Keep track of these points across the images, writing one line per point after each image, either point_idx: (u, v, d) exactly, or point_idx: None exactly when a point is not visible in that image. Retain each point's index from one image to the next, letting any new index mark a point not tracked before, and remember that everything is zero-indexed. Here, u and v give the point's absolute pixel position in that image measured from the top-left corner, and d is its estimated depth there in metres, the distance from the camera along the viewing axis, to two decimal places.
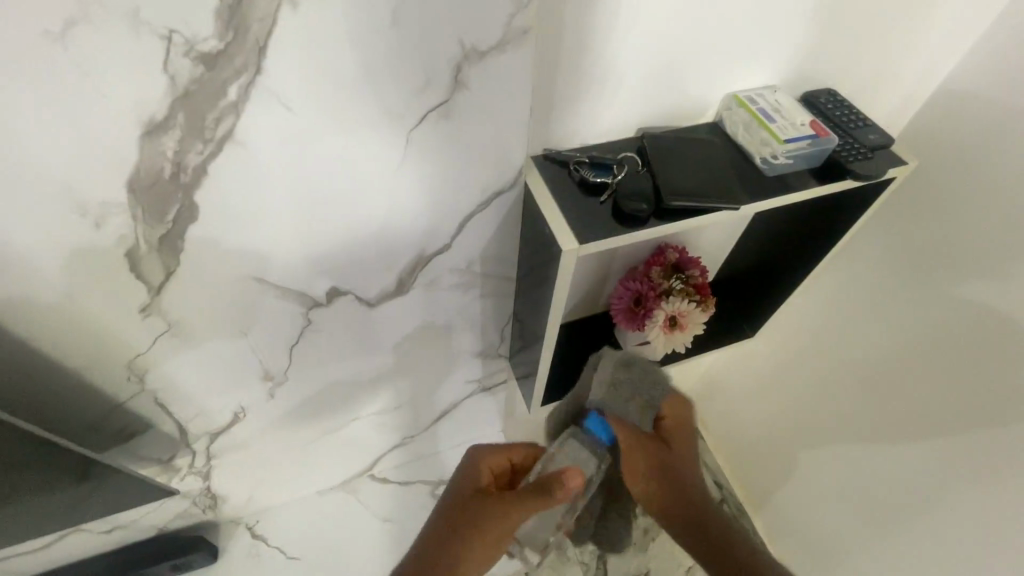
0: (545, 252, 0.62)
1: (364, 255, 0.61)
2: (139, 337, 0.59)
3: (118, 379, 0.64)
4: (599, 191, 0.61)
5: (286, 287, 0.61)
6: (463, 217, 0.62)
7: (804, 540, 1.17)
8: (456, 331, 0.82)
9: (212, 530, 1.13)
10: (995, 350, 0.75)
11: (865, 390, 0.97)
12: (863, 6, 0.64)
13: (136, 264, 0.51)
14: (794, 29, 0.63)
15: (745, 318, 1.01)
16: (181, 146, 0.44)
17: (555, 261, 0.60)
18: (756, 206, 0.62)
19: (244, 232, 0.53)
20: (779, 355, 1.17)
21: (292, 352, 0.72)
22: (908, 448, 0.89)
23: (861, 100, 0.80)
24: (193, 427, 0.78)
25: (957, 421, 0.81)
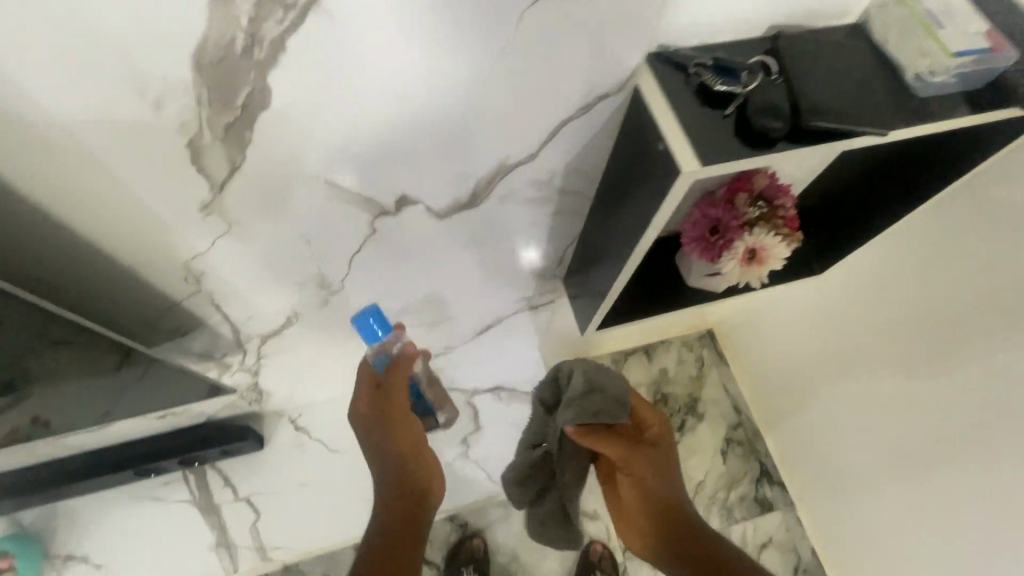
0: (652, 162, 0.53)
1: (442, 162, 0.54)
2: (199, 237, 0.55)
3: (175, 279, 0.60)
4: (723, 102, 0.51)
5: (353, 192, 0.55)
6: (558, 123, 0.54)
7: (820, 474, 1.22)
8: (514, 246, 0.76)
9: (256, 419, 1.17)
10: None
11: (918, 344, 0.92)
12: None
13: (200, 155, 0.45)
14: None
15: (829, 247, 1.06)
16: (258, 13, 0.36)
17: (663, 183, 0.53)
18: (904, 132, 0.52)
19: (315, 122, 0.45)
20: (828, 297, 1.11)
21: (353, 260, 0.67)
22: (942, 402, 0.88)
23: None
24: (246, 327, 0.76)
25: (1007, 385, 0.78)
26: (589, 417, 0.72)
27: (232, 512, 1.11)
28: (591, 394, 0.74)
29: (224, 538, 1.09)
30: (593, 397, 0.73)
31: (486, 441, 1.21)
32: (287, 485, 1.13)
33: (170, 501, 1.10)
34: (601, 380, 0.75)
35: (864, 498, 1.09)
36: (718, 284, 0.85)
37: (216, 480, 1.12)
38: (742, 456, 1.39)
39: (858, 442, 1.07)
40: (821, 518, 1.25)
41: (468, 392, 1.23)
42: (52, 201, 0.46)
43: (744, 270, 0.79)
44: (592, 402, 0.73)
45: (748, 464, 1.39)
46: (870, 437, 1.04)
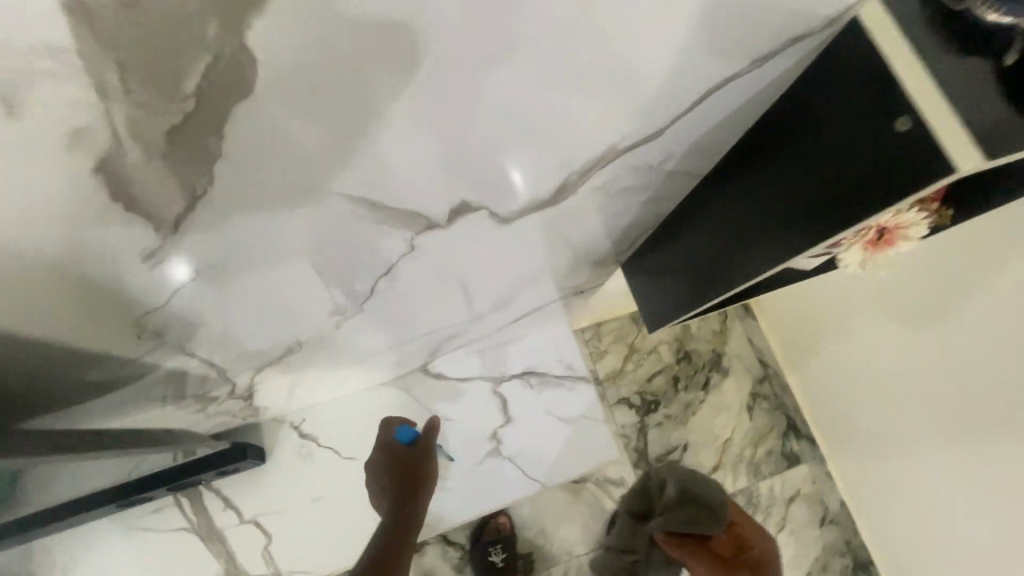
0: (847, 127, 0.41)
1: (551, 146, 0.42)
2: (159, 254, 0.38)
3: (132, 312, 0.44)
4: (1002, 46, 0.36)
5: (418, 199, 0.43)
6: (713, 86, 0.40)
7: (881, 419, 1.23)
8: (576, 223, 0.60)
9: (253, 429, 1.01)
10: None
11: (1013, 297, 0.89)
12: None
13: (182, 108, 0.29)
14: None
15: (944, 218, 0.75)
16: None
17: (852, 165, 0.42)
18: None
19: (449, 98, 0.34)
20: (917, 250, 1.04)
21: (389, 274, 0.56)
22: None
23: None
24: (234, 356, 0.59)
25: None
26: None
27: (239, 535, 0.97)
28: None
29: (234, 563, 0.97)
30: None
31: (518, 433, 1.08)
32: (298, 501, 1.00)
33: (165, 529, 0.96)
34: (701, 484, 1.08)
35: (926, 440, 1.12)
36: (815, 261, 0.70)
37: (216, 501, 0.98)
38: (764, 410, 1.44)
39: (932, 382, 1.07)
40: (876, 451, 1.28)
41: (495, 380, 1.08)
42: None
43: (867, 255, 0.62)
44: None
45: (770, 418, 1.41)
46: (944, 383, 1.05)
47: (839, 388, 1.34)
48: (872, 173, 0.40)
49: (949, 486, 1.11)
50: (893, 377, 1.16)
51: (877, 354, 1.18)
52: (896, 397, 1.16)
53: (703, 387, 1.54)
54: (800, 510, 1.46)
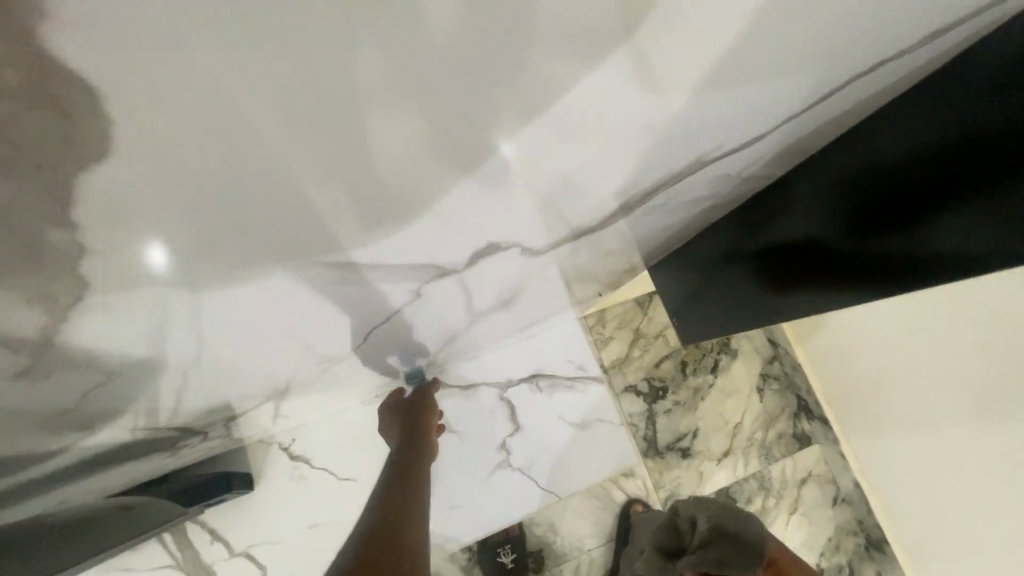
0: (930, 126, 0.42)
1: (609, 184, 0.42)
2: (75, 289, 0.28)
3: (53, 355, 0.34)
4: None
5: (464, 244, 0.44)
6: (789, 117, 0.40)
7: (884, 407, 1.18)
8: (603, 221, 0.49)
9: (238, 453, 0.91)
10: None
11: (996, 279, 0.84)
12: None
13: (87, 98, 0.18)
14: None
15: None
16: None
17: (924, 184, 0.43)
18: None
19: (531, 148, 0.32)
20: None
21: (408, 305, 0.56)
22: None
23: None
24: (200, 378, 0.50)
25: None
26: (717, 548, 0.88)
27: (230, 569, 0.89)
28: (732, 550, 0.87)
29: None
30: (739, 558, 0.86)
31: (529, 441, 1.00)
32: (294, 527, 0.92)
33: (146, 569, 0.87)
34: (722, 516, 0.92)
35: (940, 429, 1.04)
36: None
37: (201, 535, 0.89)
38: (779, 390, 1.48)
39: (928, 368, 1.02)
40: (874, 429, 1.26)
41: (502, 386, 0.99)
42: None
43: None
44: (736, 528, 0.89)
45: (786, 399, 1.47)
46: (944, 367, 0.98)
47: (838, 368, 1.30)
48: (931, 186, 0.43)
49: (959, 473, 1.04)
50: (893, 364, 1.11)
51: (874, 341, 1.13)
52: (891, 380, 1.12)
53: (713, 370, 1.47)
54: (813, 492, 1.42)
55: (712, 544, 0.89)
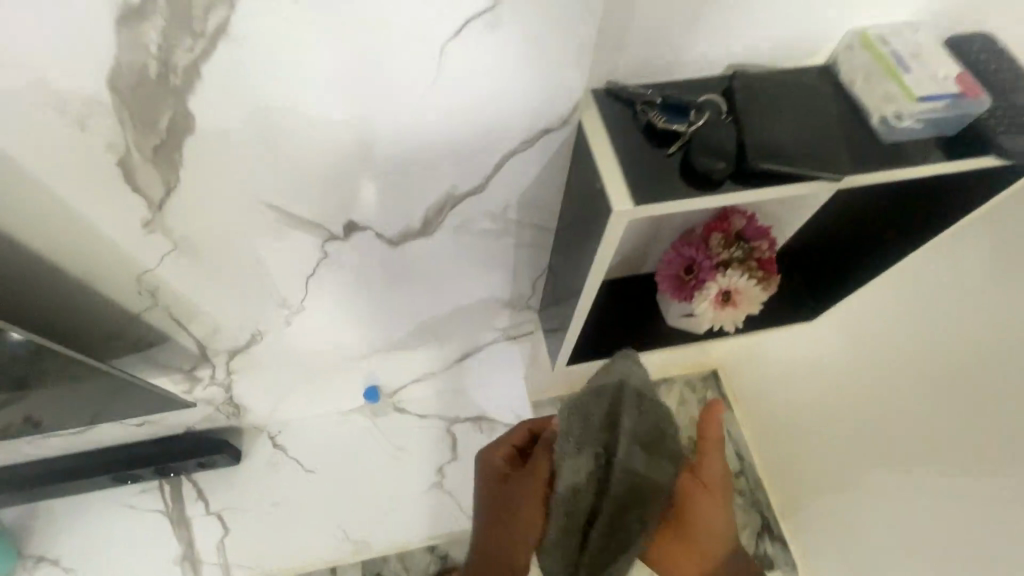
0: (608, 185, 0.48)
1: (379, 189, 0.53)
2: (147, 255, 0.55)
3: (129, 292, 0.61)
4: (668, 140, 0.49)
5: (297, 219, 0.54)
6: (502, 156, 0.52)
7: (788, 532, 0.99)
8: (476, 263, 0.72)
9: (237, 433, 1.16)
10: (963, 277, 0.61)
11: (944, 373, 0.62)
12: None
13: (169, 181, 0.46)
14: None
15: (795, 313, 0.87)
16: (167, 41, 0.36)
17: (601, 222, 0.50)
18: (865, 178, 0.50)
19: (224, 145, 0.44)
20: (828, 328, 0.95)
21: (310, 282, 0.67)
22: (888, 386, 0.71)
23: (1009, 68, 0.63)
24: (211, 344, 0.77)
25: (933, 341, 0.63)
26: (634, 453, 0.65)
27: (202, 524, 1.10)
28: (641, 422, 0.66)
29: (192, 554, 1.08)
30: (644, 419, 0.66)
31: (461, 472, 1.16)
32: (258, 502, 1.12)
33: (146, 508, 1.10)
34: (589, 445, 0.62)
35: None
36: (690, 323, 0.81)
37: (190, 492, 1.12)
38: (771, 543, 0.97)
39: (906, 443, 0.67)
40: None
41: (450, 421, 1.19)
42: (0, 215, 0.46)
43: (719, 313, 0.76)
44: (650, 404, 0.67)
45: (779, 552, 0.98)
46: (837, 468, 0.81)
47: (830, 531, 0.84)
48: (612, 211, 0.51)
49: None
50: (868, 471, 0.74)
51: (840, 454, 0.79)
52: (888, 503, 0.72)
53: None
54: None
55: (598, 459, 0.63)
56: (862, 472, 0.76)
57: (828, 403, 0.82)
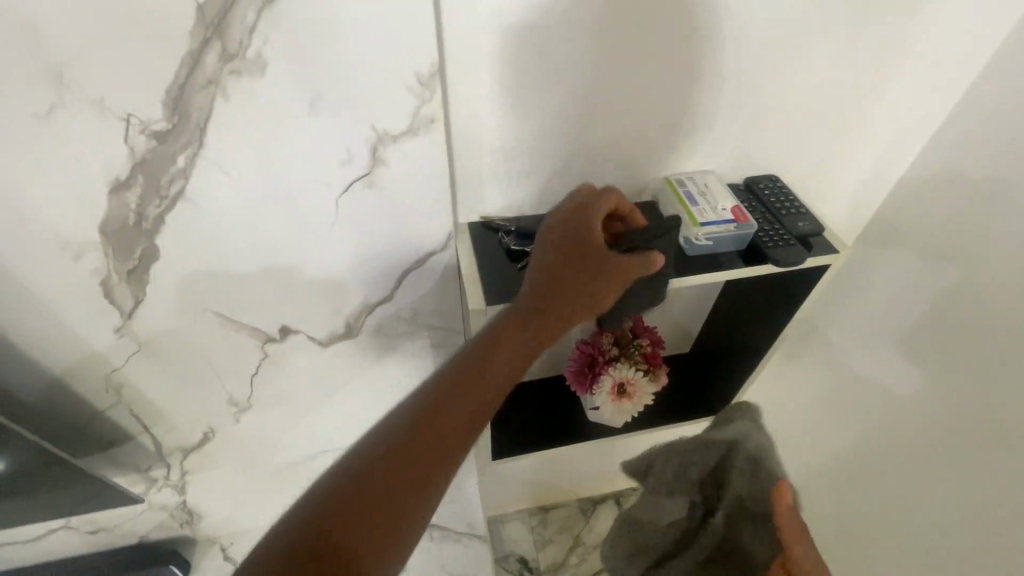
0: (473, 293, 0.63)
1: (306, 299, 0.68)
2: (116, 354, 0.68)
3: (98, 388, 0.73)
4: (520, 258, 0.65)
5: (242, 322, 0.69)
6: (400, 272, 0.68)
7: None
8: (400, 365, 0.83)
9: (188, 545, 1.15)
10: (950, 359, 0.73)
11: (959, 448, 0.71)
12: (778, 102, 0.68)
13: (138, 295, 0.62)
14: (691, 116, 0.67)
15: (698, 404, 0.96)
16: (142, 202, 0.53)
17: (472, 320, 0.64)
18: (675, 282, 0.65)
19: (178, 270, 0.60)
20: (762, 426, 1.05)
21: (255, 380, 0.79)
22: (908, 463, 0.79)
23: (810, 196, 0.82)
24: (168, 441, 0.86)
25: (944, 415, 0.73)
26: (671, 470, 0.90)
27: None
28: (741, 475, 0.86)
29: None
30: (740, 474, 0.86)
31: None
32: None
33: None
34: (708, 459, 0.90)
35: None
36: (598, 417, 0.91)
37: None
38: None
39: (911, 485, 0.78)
40: None
41: None
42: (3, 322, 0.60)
43: (618, 404, 0.85)
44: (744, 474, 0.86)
45: None
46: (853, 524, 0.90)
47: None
48: None
49: None
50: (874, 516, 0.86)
51: (848, 499, 0.91)
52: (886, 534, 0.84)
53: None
54: None
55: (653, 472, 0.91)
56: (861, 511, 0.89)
57: (838, 459, 0.94)
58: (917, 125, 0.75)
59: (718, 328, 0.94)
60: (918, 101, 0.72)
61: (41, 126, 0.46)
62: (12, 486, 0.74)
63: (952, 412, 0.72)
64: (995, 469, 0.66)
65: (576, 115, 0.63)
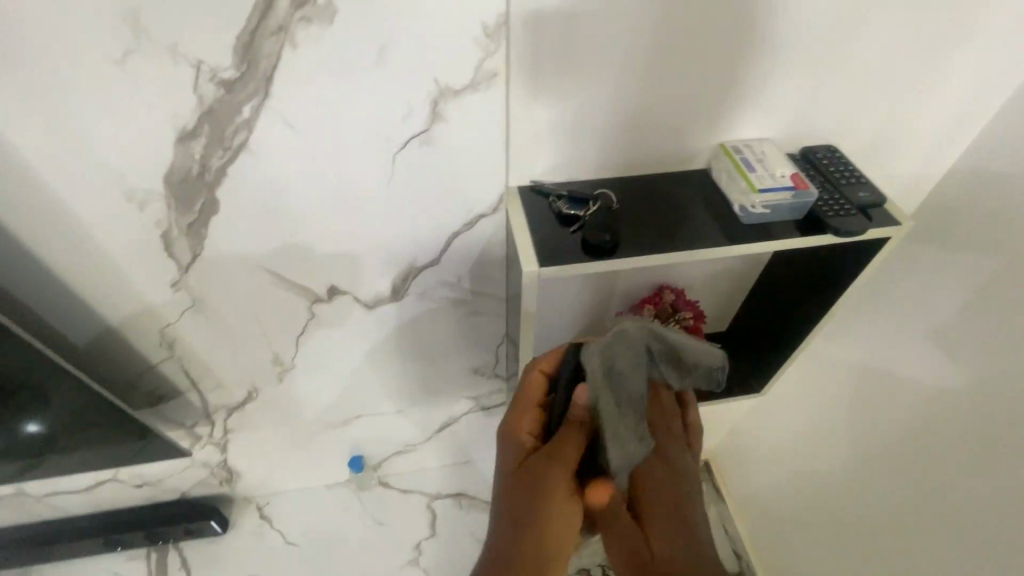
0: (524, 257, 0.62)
1: (355, 259, 0.69)
2: (171, 309, 0.70)
3: (152, 343, 0.75)
4: (572, 222, 0.65)
5: (292, 280, 0.69)
6: (450, 235, 0.68)
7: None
8: (440, 331, 0.84)
9: (226, 503, 1.18)
10: (978, 340, 0.71)
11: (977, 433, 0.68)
12: (845, 69, 0.65)
13: (196, 250, 0.63)
14: (751, 83, 0.65)
15: (735, 382, 0.96)
16: (206, 152, 0.54)
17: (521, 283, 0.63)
18: (731, 250, 0.63)
19: (235, 225, 0.61)
20: (800, 408, 1.03)
21: (300, 341, 0.80)
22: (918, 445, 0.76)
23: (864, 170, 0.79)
24: (213, 398, 0.88)
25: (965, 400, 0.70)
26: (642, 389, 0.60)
27: None
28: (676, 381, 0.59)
29: None
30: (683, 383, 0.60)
31: (440, 551, 1.12)
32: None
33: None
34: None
35: None
36: None
37: (175, 561, 1.12)
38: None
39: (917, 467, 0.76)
40: None
41: (431, 496, 1.19)
42: (69, 272, 0.62)
43: None
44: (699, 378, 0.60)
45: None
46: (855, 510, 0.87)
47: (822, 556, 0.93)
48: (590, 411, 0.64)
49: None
50: (854, 478, 0.87)
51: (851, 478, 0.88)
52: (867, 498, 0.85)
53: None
54: None
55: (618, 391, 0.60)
56: (840, 473, 0.90)
57: (844, 442, 0.91)
58: (988, 96, 0.71)
59: (759, 304, 0.92)
60: (989, 73, 0.68)
61: (118, 71, 0.48)
62: (69, 434, 0.77)
63: (972, 399, 0.69)
64: (992, 432, 0.66)
65: (636, 79, 0.61)
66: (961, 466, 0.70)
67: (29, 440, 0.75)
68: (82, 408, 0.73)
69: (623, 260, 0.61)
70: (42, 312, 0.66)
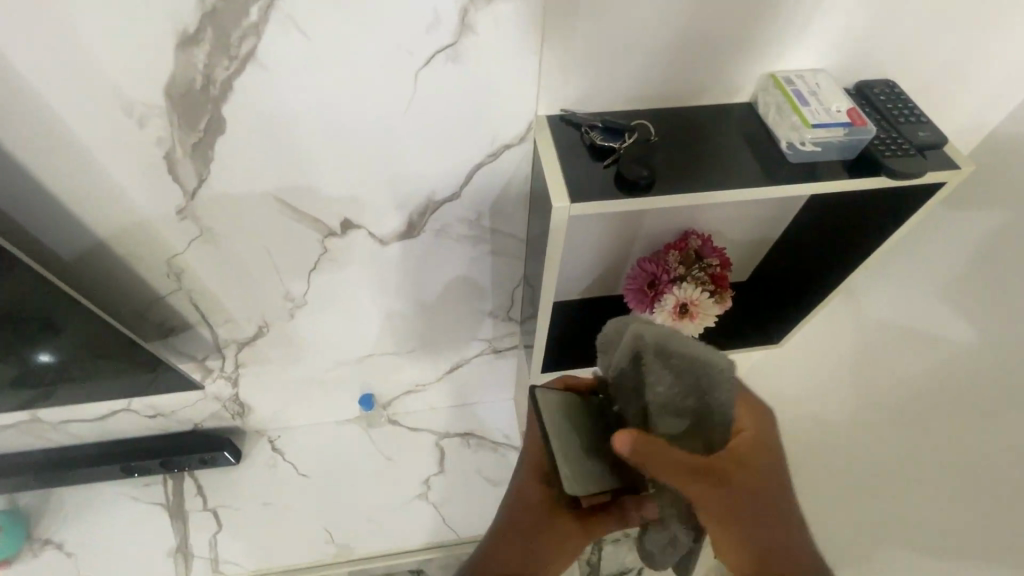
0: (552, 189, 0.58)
1: (371, 190, 0.64)
2: (177, 237, 0.67)
3: (159, 273, 0.72)
4: (606, 155, 0.60)
5: (303, 211, 0.66)
6: (473, 165, 0.64)
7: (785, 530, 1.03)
8: (457, 271, 0.81)
9: (238, 437, 1.20)
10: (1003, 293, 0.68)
11: (986, 385, 0.67)
12: None
13: (203, 174, 0.59)
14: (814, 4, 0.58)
15: (754, 333, 0.95)
16: (210, 61, 0.49)
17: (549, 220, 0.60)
18: (776, 189, 0.59)
19: (242, 147, 0.57)
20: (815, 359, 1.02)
21: (312, 275, 0.77)
22: (926, 399, 0.75)
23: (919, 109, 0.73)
24: (224, 332, 0.86)
25: (980, 352, 0.69)
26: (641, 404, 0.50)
27: (197, 520, 1.12)
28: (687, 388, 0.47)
29: (183, 548, 1.09)
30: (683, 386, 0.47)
31: (448, 485, 1.14)
32: (250, 503, 1.13)
33: (145, 502, 1.13)
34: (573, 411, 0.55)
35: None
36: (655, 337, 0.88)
37: (191, 488, 1.15)
38: None
39: (923, 417, 0.75)
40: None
41: (439, 434, 1.20)
42: (71, 194, 0.59)
43: (678, 324, 0.82)
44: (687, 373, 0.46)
45: None
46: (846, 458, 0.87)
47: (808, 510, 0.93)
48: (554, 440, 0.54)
49: None
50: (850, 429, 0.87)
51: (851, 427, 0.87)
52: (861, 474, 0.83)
53: None
54: None
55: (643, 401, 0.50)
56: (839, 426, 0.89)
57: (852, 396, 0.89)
58: None
59: (789, 255, 0.88)
60: None
61: None
62: (79, 364, 0.76)
63: (991, 353, 0.67)
64: (1000, 383, 0.65)
65: None
66: (962, 416, 0.69)
67: (37, 369, 0.74)
68: (89, 338, 0.71)
69: (661, 197, 0.57)
70: (41, 234, 0.63)
